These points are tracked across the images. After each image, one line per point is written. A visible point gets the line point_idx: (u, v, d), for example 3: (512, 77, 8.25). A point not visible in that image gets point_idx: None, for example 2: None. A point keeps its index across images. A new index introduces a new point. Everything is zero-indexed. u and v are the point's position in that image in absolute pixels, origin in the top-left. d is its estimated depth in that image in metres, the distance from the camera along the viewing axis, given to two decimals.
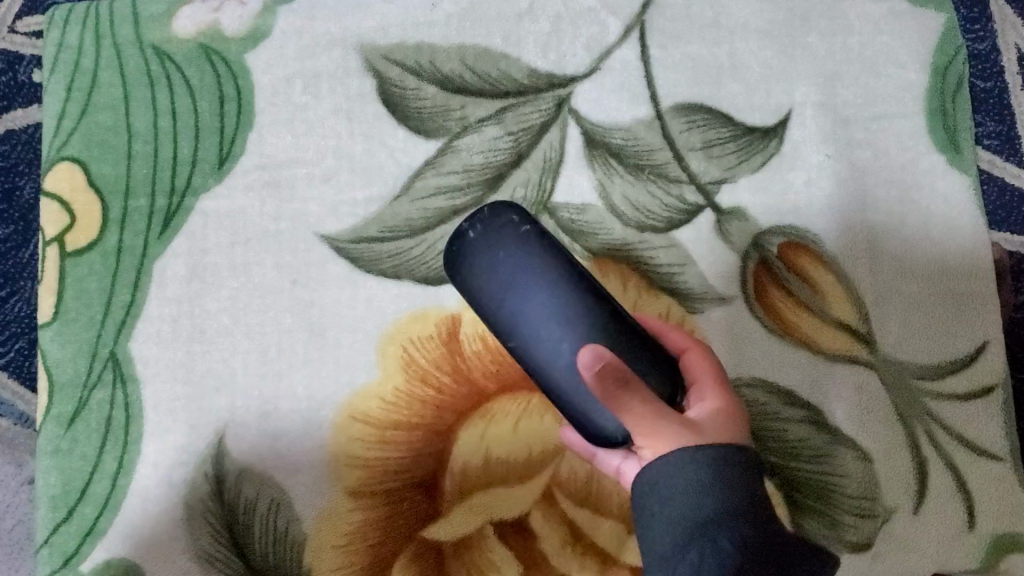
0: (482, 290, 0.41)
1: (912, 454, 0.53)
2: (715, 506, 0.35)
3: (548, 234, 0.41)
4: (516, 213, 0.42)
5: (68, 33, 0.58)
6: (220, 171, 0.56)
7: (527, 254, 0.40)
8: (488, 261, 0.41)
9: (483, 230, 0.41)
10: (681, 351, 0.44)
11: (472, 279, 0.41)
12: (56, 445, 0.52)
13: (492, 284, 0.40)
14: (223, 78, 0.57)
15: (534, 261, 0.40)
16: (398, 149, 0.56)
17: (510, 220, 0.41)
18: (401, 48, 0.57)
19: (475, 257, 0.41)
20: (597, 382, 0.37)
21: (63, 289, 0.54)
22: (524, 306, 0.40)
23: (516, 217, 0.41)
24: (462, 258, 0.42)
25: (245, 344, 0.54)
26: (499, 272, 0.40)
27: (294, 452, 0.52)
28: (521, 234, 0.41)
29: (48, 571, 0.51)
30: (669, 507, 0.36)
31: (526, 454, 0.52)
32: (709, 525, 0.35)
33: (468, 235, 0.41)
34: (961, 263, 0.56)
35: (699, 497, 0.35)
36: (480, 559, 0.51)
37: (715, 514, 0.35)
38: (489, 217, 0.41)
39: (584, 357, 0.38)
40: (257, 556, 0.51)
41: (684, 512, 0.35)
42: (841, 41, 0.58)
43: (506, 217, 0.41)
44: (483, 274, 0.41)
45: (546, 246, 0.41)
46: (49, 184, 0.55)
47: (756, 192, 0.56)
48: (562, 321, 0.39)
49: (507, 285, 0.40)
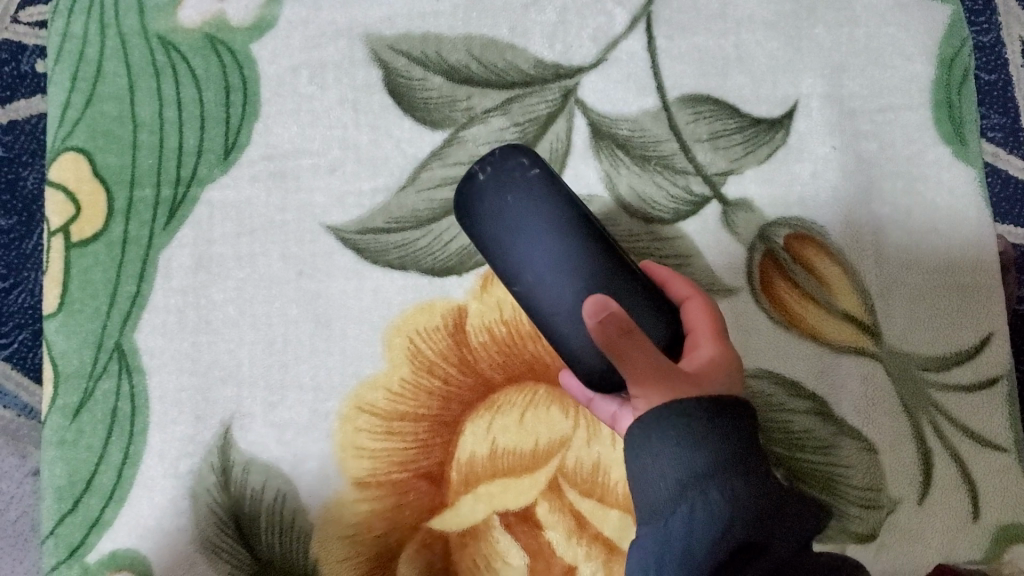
0: (490, 236, 0.43)
1: (916, 446, 0.53)
2: (705, 462, 0.37)
3: (554, 182, 0.43)
4: (525, 156, 0.43)
5: (72, 22, 0.57)
6: (226, 162, 0.55)
7: (533, 198, 0.42)
8: (496, 205, 0.42)
9: (492, 173, 0.43)
10: (682, 299, 0.45)
11: (482, 224, 0.43)
12: (62, 436, 0.52)
13: (499, 226, 0.42)
14: (229, 68, 0.57)
15: (541, 207, 0.42)
16: (404, 140, 0.56)
17: (520, 163, 0.43)
18: (407, 39, 0.57)
19: (482, 200, 0.43)
20: (599, 330, 0.36)
21: (68, 280, 0.54)
22: (529, 260, 0.42)
23: (526, 162, 0.43)
24: (470, 201, 0.43)
25: (251, 336, 0.53)
26: (506, 214, 0.42)
27: (300, 441, 0.52)
28: (528, 178, 0.42)
29: (53, 563, 0.51)
30: (660, 461, 0.37)
31: (532, 445, 0.52)
32: (700, 478, 0.36)
33: (478, 178, 0.43)
34: (966, 255, 0.55)
35: (689, 452, 0.37)
36: (486, 549, 0.51)
37: (706, 470, 0.37)
38: (499, 162, 0.43)
39: (590, 305, 0.36)
40: (263, 547, 0.51)
41: (676, 466, 0.37)
42: (848, 33, 0.58)
43: (516, 161, 0.43)
44: (490, 216, 0.42)
45: (554, 194, 0.42)
46: (54, 174, 0.55)
47: (763, 184, 0.56)
48: (565, 270, 0.41)
49: (512, 231, 0.42)
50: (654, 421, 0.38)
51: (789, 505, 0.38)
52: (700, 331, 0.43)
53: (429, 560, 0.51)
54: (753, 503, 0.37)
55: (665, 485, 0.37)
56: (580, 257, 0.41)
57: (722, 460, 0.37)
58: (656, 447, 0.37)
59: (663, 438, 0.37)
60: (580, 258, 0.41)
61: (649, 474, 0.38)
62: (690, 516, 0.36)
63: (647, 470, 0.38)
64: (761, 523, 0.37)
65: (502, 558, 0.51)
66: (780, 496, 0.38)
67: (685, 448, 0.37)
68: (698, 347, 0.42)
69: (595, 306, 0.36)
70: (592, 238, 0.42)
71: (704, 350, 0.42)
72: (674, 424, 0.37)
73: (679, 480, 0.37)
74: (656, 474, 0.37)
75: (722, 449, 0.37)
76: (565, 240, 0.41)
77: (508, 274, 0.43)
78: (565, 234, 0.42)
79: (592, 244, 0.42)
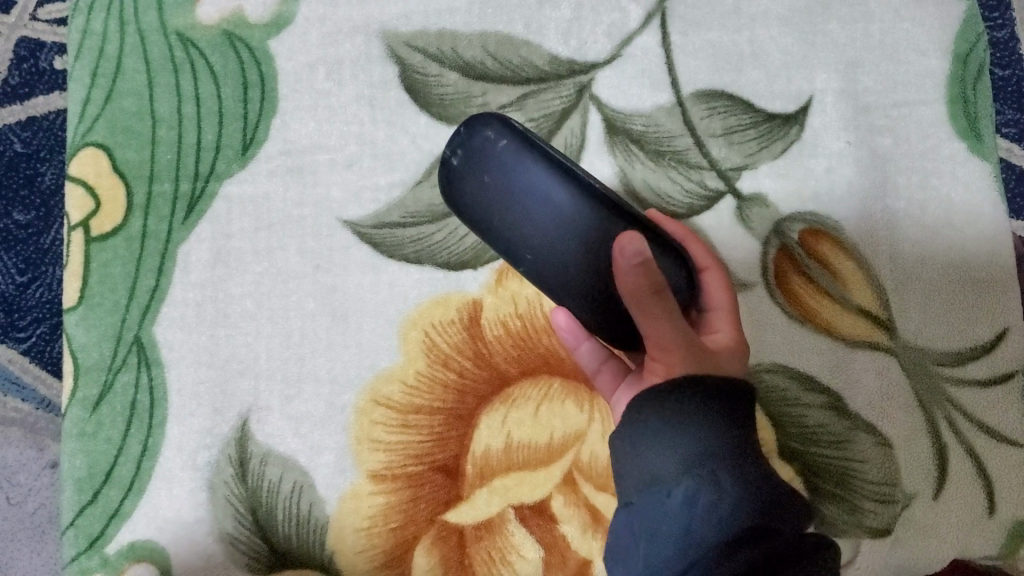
0: (479, 217, 0.43)
1: (931, 441, 0.53)
2: (717, 443, 0.38)
3: (524, 142, 0.43)
4: (489, 126, 0.43)
5: (92, 19, 0.58)
6: (244, 157, 0.56)
7: (505, 166, 0.42)
8: (474, 186, 0.43)
9: (464, 155, 0.43)
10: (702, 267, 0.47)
11: (469, 207, 0.44)
12: (82, 428, 0.53)
13: (483, 207, 0.43)
14: (247, 64, 0.57)
15: (520, 174, 0.42)
16: (420, 135, 0.56)
17: (484, 136, 0.43)
18: (423, 35, 0.58)
19: (462, 183, 0.43)
20: (637, 279, 0.39)
21: (88, 274, 0.54)
22: (523, 231, 0.43)
23: (491, 134, 0.43)
24: (452, 186, 0.44)
25: (268, 329, 0.54)
26: (487, 195, 0.43)
27: (317, 434, 0.53)
28: (497, 152, 0.43)
29: (73, 553, 0.51)
30: (671, 434, 0.38)
31: (547, 438, 0.52)
32: (711, 458, 0.38)
33: (452, 163, 0.44)
34: (982, 250, 0.55)
35: (704, 433, 0.38)
36: (502, 543, 0.51)
37: (716, 451, 0.38)
38: (466, 141, 0.43)
39: (629, 248, 0.39)
40: (280, 539, 0.51)
41: (687, 443, 0.38)
42: (862, 28, 0.58)
43: (481, 135, 0.43)
44: (471, 194, 0.43)
45: (525, 156, 0.42)
46: (74, 169, 0.56)
47: (778, 178, 0.56)
48: (556, 231, 0.42)
49: (494, 203, 0.43)
50: (665, 397, 0.39)
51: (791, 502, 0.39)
52: (717, 310, 0.46)
53: (446, 553, 0.51)
54: (758, 496, 0.38)
55: (672, 460, 0.38)
56: (567, 213, 0.42)
57: (732, 446, 0.39)
58: (666, 415, 0.38)
59: (679, 415, 0.38)
60: (574, 218, 0.42)
61: (654, 448, 0.38)
62: (693, 495, 0.37)
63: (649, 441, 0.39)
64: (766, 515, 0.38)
65: (517, 552, 0.51)
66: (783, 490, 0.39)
67: (703, 428, 0.38)
68: (718, 327, 0.46)
69: (631, 251, 0.38)
70: (579, 188, 0.42)
71: (721, 332, 0.45)
72: (690, 403, 0.38)
73: (689, 457, 0.38)
74: (662, 447, 0.38)
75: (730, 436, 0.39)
76: (560, 199, 0.42)
77: (515, 257, 0.44)
78: (547, 192, 0.42)
79: (576, 194, 0.42)
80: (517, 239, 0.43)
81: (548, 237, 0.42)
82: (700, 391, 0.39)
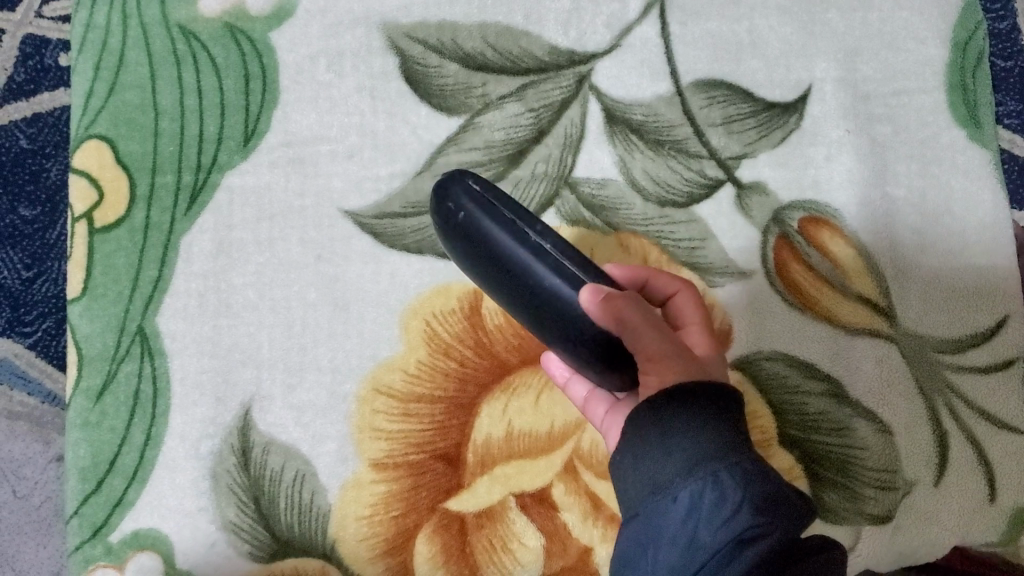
0: (474, 273, 0.42)
1: (932, 428, 0.53)
2: (715, 444, 0.38)
3: (485, 207, 0.40)
4: (451, 191, 0.41)
5: (95, 13, 0.58)
6: (245, 148, 0.56)
7: (472, 239, 0.40)
8: (458, 250, 0.42)
9: (441, 221, 0.42)
10: (670, 294, 0.49)
11: (464, 264, 0.43)
12: (86, 417, 0.53)
13: (472, 267, 0.42)
14: (249, 57, 0.58)
15: (483, 246, 0.40)
16: (420, 126, 0.57)
17: (444, 200, 0.41)
18: (423, 26, 0.58)
19: (450, 245, 0.42)
20: (606, 308, 0.38)
21: (92, 264, 0.55)
22: (505, 289, 0.41)
23: (452, 205, 0.41)
24: (447, 244, 0.43)
25: (271, 319, 0.54)
26: (470, 260, 0.41)
27: (319, 423, 0.53)
28: (461, 225, 0.40)
29: (77, 542, 0.52)
30: (672, 441, 0.38)
31: (547, 427, 0.53)
32: (710, 457, 0.38)
33: (437, 225, 0.43)
34: (982, 237, 0.56)
35: (699, 435, 0.38)
36: (503, 531, 0.51)
37: (716, 451, 0.38)
38: (439, 206, 0.42)
39: (588, 293, 0.38)
40: (282, 526, 0.51)
41: (687, 445, 0.38)
42: (861, 17, 0.59)
43: (448, 203, 0.41)
44: (459, 255, 0.42)
45: (483, 228, 0.39)
46: (77, 161, 0.56)
47: (777, 167, 0.56)
48: (534, 299, 0.40)
49: (477, 267, 0.41)
50: (663, 409, 0.39)
51: (798, 500, 0.39)
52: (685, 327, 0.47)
53: (446, 541, 0.51)
54: (761, 491, 0.38)
55: (673, 462, 0.38)
56: (524, 280, 0.39)
57: (728, 442, 0.38)
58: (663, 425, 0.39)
59: (676, 424, 0.39)
60: (532, 283, 0.39)
61: (656, 453, 0.39)
62: (696, 496, 0.37)
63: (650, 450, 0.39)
64: (767, 511, 0.37)
65: (518, 539, 0.51)
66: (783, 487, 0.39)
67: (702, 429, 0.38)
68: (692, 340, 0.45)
69: (585, 293, 0.38)
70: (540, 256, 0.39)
71: (697, 346, 0.47)
72: (681, 416, 0.39)
73: (689, 457, 0.38)
74: (663, 452, 0.38)
75: (728, 435, 0.39)
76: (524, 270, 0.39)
77: (512, 308, 0.42)
78: (514, 265, 0.39)
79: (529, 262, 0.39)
80: (507, 298, 0.41)
81: (529, 302, 0.40)
82: (694, 407, 0.39)
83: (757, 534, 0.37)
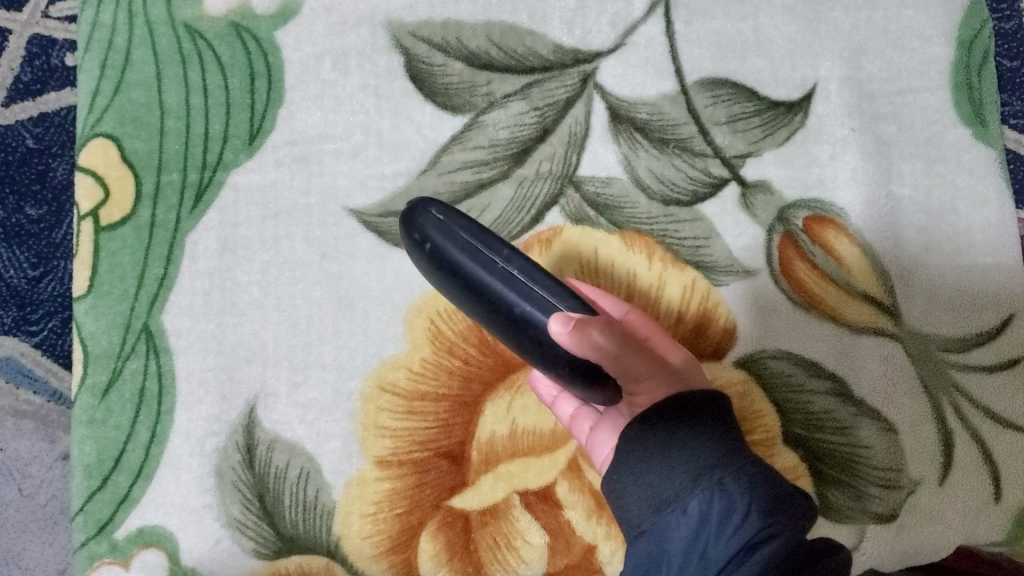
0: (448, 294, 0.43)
1: (937, 427, 0.53)
2: (713, 454, 0.41)
3: (451, 235, 0.40)
4: (416, 220, 0.41)
5: (102, 12, 0.59)
6: (251, 146, 0.57)
7: (441, 265, 0.40)
8: (430, 272, 0.42)
9: (411, 245, 0.42)
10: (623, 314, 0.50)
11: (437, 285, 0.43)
12: (91, 415, 0.53)
13: (445, 288, 0.42)
14: (254, 55, 0.58)
15: (452, 273, 0.40)
16: (425, 125, 0.57)
17: (414, 230, 0.41)
18: (429, 25, 0.58)
19: (423, 266, 0.43)
20: (582, 335, 0.39)
21: (97, 262, 0.55)
22: (478, 311, 0.41)
23: (419, 234, 0.41)
24: (420, 266, 0.44)
25: (276, 316, 0.54)
26: (441, 283, 0.42)
27: (324, 421, 0.53)
28: (429, 253, 0.41)
29: (82, 539, 0.52)
30: (674, 457, 0.41)
31: (552, 425, 0.53)
32: (714, 467, 0.41)
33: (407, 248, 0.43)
34: (987, 236, 0.56)
35: (698, 447, 0.41)
36: (507, 528, 0.52)
37: (714, 460, 0.41)
38: (408, 232, 0.42)
39: (558, 324, 0.39)
40: (287, 525, 0.51)
41: (688, 461, 0.41)
42: (866, 16, 0.59)
43: (415, 230, 0.41)
44: (432, 277, 0.43)
45: (450, 255, 0.40)
46: (84, 159, 0.56)
47: (782, 166, 0.56)
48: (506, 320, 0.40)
49: (449, 290, 0.42)
50: (664, 423, 0.42)
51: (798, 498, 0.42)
52: (656, 340, 0.50)
53: (450, 539, 0.51)
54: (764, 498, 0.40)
55: (677, 476, 0.41)
56: (499, 305, 0.39)
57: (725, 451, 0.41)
58: (661, 441, 0.42)
59: (674, 440, 0.42)
60: (506, 308, 0.39)
61: (659, 471, 0.41)
62: (705, 508, 0.40)
63: (651, 468, 0.42)
64: (772, 514, 0.40)
65: (522, 537, 0.51)
66: (786, 489, 0.42)
67: (701, 443, 0.42)
68: (669, 351, 0.49)
69: (555, 321, 0.38)
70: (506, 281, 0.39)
71: (673, 355, 0.49)
72: (677, 430, 0.42)
73: (692, 471, 0.41)
74: (665, 468, 0.41)
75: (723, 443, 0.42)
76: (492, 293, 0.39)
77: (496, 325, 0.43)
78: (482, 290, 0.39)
79: (502, 290, 0.39)
80: (482, 318, 0.42)
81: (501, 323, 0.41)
82: (695, 421, 0.42)
83: (766, 536, 0.39)
